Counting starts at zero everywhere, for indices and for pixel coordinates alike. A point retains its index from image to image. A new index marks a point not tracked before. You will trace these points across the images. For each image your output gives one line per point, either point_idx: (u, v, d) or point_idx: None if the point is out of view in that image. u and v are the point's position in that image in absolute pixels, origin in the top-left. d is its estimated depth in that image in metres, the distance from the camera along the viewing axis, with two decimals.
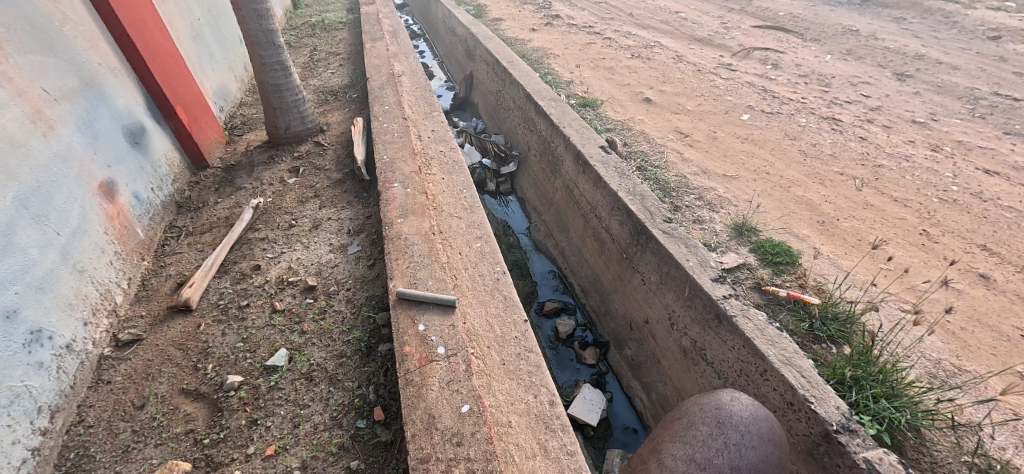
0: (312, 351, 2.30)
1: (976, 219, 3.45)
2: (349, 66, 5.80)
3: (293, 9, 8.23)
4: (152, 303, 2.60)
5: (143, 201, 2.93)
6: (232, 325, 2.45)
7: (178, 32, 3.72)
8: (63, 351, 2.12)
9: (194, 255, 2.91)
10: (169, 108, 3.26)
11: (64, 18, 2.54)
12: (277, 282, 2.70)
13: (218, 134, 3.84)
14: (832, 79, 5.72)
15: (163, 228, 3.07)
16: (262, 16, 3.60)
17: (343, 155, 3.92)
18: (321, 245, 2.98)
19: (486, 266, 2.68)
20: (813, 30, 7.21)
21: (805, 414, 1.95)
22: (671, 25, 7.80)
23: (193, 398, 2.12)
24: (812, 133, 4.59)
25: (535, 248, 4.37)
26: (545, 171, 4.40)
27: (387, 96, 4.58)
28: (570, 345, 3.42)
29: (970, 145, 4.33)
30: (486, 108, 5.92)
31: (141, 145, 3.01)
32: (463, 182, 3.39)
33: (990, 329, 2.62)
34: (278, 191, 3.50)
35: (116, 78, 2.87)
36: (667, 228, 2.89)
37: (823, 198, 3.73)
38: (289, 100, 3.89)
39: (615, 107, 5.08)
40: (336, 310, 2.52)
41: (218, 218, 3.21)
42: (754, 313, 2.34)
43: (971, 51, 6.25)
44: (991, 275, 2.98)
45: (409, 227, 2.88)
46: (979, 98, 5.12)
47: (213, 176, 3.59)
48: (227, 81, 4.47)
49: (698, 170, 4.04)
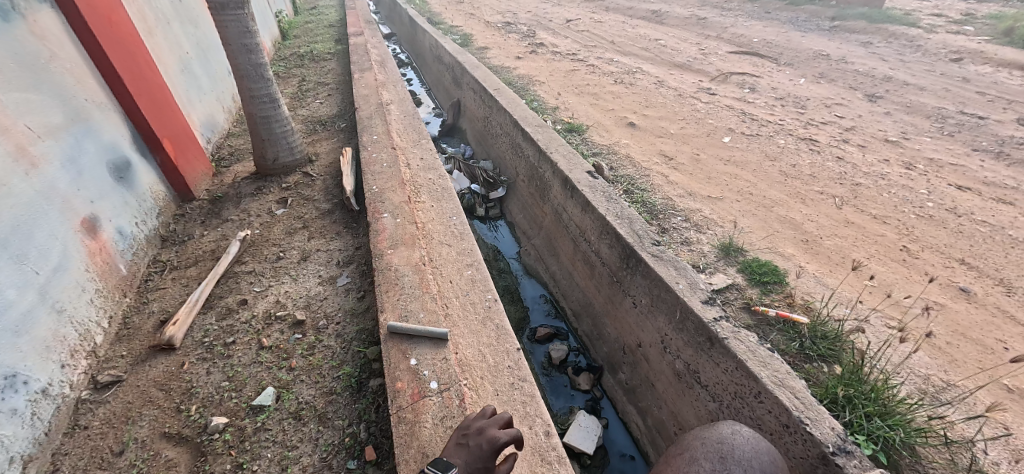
0: (300, 389, 2.24)
1: (953, 234, 3.56)
2: (337, 96, 5.85)
3: (281, 40, 8.36)
4: (134, 342, 2.51)
5: (126, 237, 2.88)
6: (218, 362, 2.38)
7: (166, 65, 3.72)
8: (38, 396, 2.03)
9: (179, 290, 2.85)
10: (155, 142, 3.23)
11: (51, 56, 2.53)
12: (264, 317, 2.64)
13: (206, 166, 3.81)
14: (807, 101, 5.93)
15: (147, 263, 3.01)
16: (251, 51, 3.61)
17: (332, 185, 3.90)
18: (310, 278, 2.94)
19: (478, 294, 2.67)
20: (787, 55, 7.50)
21: (801, 436, 1.95)
22: (651, 51, 8.03)
23: (175, 442, 2.04)
24: (790, 154, 4.72)
25: (526, 272, 4.37)
26: (533, 196, 4.43)
27: (376, 125, 4.60)
28: (563, 371, 3.40)
29: (942, 162, 4.50)
30: (473, 133, 6.00)
31: (127, 179, 2.97)
32: (452, 210, 3.41)
33: (975, 342, 2.69)
34: (265, 222, 3.46)
35: (102, 113, 2.84)
36: (655, 251, 2.93)
37: (806, 217, 3.81)
38: (278, 131, 3.88)
39: (600, 131, 5.19)
40: (326, 345, 2.47)
41: (203, 251, 3.15)
42: (745, 336, 2.36)
43: (936, 73, 6.55)
44: (972, 289, 3.07)
45: (399, 258, 2.84)
46: (947, 117, 5.35)
47: (200, 208, 3.55)
48: (215, 112, 4.46)
49: (684, 191, 4.12)
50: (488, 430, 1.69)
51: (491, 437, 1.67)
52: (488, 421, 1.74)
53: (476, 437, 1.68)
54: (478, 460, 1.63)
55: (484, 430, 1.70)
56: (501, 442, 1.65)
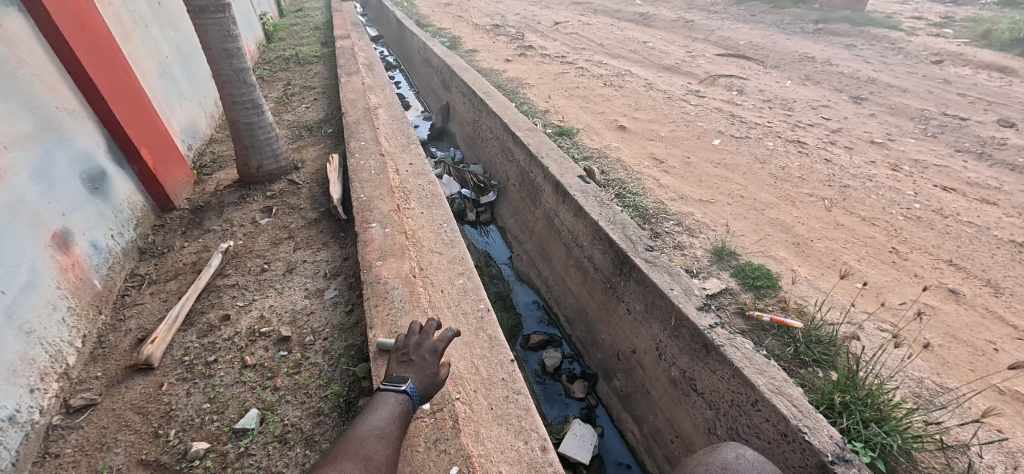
0: (285, 410, 2.16)
1: (941, 235, 3.58)
2: (324, 100, 5.75)
3: (266, 42, 8.22)
4: (109, 362, 2.41)
5: (102, 250, 2.77)
6: (199, 383, 2.29)
7: (143, 70, 3.61)
8: (5, 423, 1.94)
9: (158, 305, 2.74)
10: (132, 150, 3.12)
11: (19, 62, 2.42)
12: (247, 333, 2.55)
13: (186, 174, 3.70)
14: (794, 103, 5.97)
15: (124, 277, 2.90)
16: (233, 55, 3.51)
17: (319, 192, 3.82)
18: (296, 290, 2.86)
19: (470, 304, 2.62)
20: (773, 57, 7.56)
21: (800, 446, 1.93)
22: (640, 54, 8.04)
23: (153, 469, 1.94)
24: (779, 157, 4.74)
25: (518, 278, 4.31)
26: (524, 200, 4.39)
27: (363, 131, 4.52)
28: (557, 379, 3.36)
29: (926, 163, 4.55)
30: (463, 137, 5.94)
31: (102, 190, 2.86)
32: (443, 217, 3.36)
33: (966, 344, 2.69)
34: (249, 232, 3.36)
35: (75, 121, 2.73)
36: (649, 257, 2.90)
37: (796, 219, 3.82)
38: (261, 138, 3.78)
39: (590, 135, 5.16)
40: (313, 362, 2.39)
41: (184, 264, 3.05)
42: (741, 342, 2.33)
43: (918, 75, 6.64)
44: (960, 290, 3.08)
45: (388, 270, 2.74)
46: (930, 119, 5.42)
47: (180, 218, 3.45)
48: (196, 118, 4.34)
49: (676, 195, 4.10)
50: (426, 341, 1.97)
51: (432, 345, 1.96)
52: (426, 335, 2.01)
53: (419, 351, 1.94)
54: (427, 365, 1.92)
55: (423, 343, 1.97)
56: (443, 345, 1.96)
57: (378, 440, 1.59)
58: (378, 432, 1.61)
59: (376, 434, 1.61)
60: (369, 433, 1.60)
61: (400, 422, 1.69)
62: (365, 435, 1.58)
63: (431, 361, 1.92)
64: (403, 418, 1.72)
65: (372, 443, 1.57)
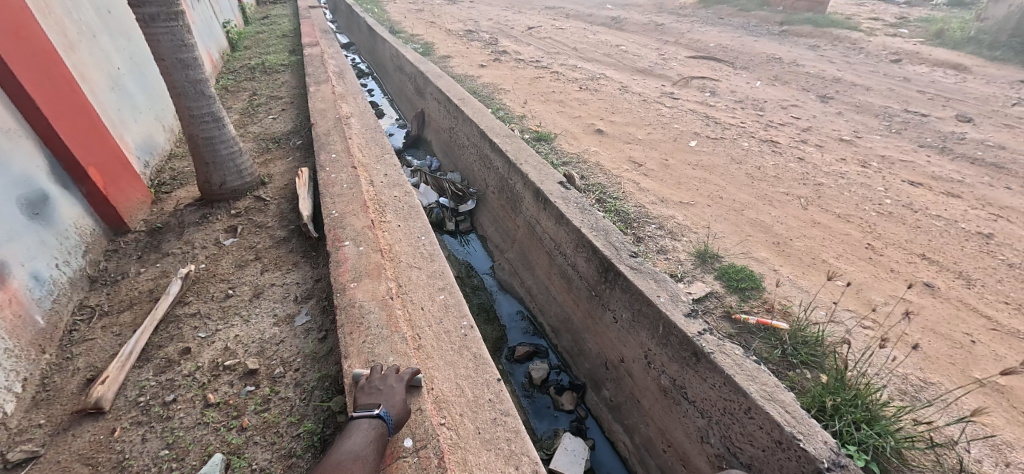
0: (253, 453, 2.00)
1: (913, 230, 3.64)
2: (292, 110, 5.56)
3: (230, 51, 7.94)
4: (54, 408, 2.20)
5: (45, 281, 2.55)
6: (156, 426, 2.11)
7: (92, 84, 3.38)
8: None
9: (110, 340, 2.54)
10: (79, 170, 2.90)
11: None
12: (210, 368, 2.38)
13: (143, 193, 3.48)
14: (765, 103, 6.06)
15: (71, 310, 2.68)
16: (189, 66, 3.30)
17: (288, 209, 3.65)
18: (264, 317, 2.69)
19: (452, 321, 2.51)
20: (743, 58, 7.69)
21: (795, 453, 1.88)
22: (613, 57, 8.08)
23: None
24: (754, 156, 4.78)
25: (501, 288, 4.21)
26: (504, 208, 4.30)
27: (334, 142, 4.35)
28: (545, 392, 3.26)
29: (893, 159, 4.65)
30: (439, 145, 5.82)
31: (44, 215, 2.64)
32: (420, 229, 3.25)
33: (945, 338, 2.72)
34: (212, 255, 3.17)
35: (11, 142, 2.51)
36: (634, 263, 2.83)
37: (774, 218, 3.84)
38: (224, 153, 3.58)
39: (568, 139, 5.11)
40: (283, 398, 2.23)
41: (140, 292, 2.85)
42: (731, 348, 2.28)
43: (880, 73, 6.84)
44: (935, 284, 3.12)
45: (363, 291, 2.59)
46: (894, 115, 5.57)
47: (135, 242, 3.24)
48: (153, 132, 4.11)
49: (656, 198, 4.07)
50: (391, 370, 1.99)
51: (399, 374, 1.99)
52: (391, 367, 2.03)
53: (386, 379, 1.95)
54: (396, 391, 1.89)
55: (389, 373, 1.98)
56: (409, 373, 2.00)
57: (353, 461, 1.55)
58: (353, 456, 1.57)
59: (351, 457, 1.57)
60: (344, 457, 1.57)
61: (376, 444, 1.65)
62: (339, 458, 1.55)
63: (400, 387, 1.91)
64: (379, 443, 1.67)
65: (347, 465, 1.53)
